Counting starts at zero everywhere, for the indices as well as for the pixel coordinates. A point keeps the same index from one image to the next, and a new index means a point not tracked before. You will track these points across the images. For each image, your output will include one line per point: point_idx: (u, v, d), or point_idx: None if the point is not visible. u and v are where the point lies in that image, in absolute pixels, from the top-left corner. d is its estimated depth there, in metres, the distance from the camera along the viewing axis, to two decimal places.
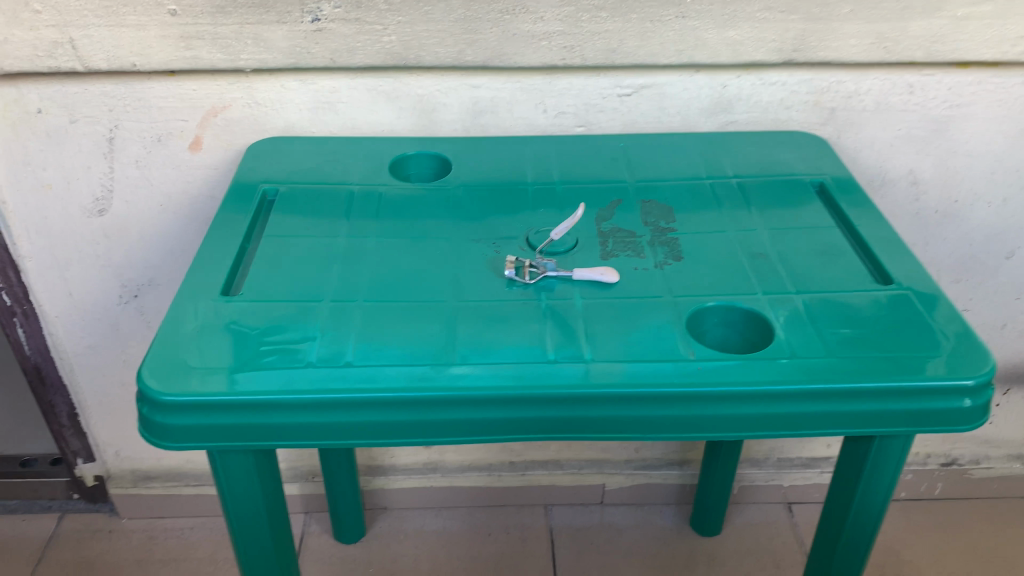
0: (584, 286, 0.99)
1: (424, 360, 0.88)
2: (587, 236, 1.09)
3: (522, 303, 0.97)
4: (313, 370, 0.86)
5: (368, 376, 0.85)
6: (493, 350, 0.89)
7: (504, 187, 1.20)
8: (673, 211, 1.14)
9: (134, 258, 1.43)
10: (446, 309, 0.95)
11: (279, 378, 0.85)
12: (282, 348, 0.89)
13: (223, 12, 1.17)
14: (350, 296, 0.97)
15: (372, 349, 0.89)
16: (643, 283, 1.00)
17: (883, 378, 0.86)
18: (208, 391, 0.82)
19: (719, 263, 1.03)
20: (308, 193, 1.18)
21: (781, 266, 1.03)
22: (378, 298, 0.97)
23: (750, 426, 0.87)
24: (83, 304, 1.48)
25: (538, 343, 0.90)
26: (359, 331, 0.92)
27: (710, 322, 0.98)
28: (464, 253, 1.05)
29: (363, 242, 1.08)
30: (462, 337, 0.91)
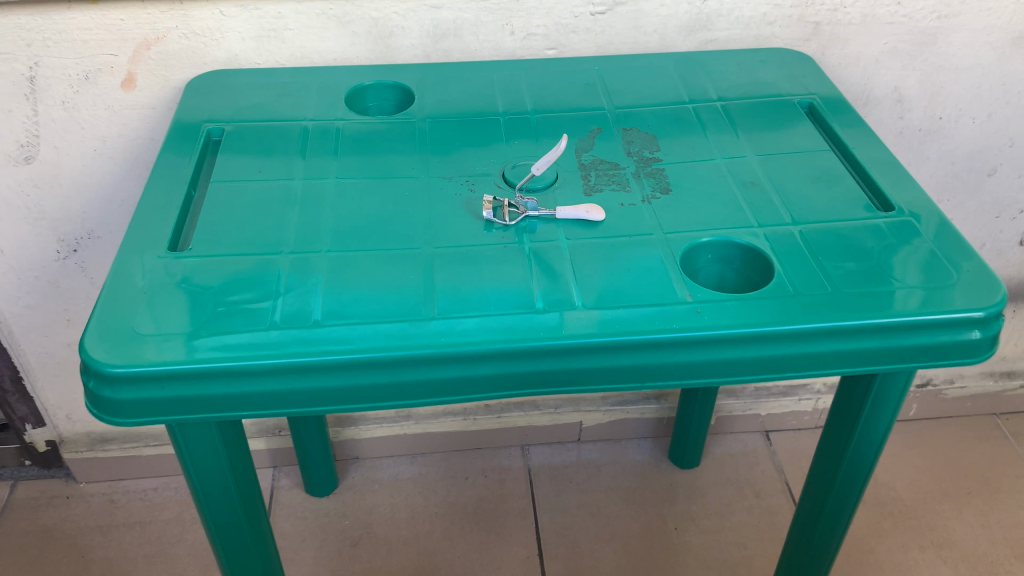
0: (567, 225, 0.92)
1: (399, 315, 0.80)
2: (567, 169, 1.01)
3: (502, 247, 0.89)
4: (277, 331, 0.78)
5: (336, 337, 0.77)
6: (473, 302, 0.82)
7: (473, 118, 1.11)
8: (658, 139, 1.07)
9: (69, 210, 1.31)
10: (419, 258, 0.87)
11: (240, 342, 0.76)
12: (238, 310, 0.80)
13: None
14: (311, 247, 0.88)
15: (337, 306, 0.81)
16: (631, 219, 0.92)
17: (889, 308, 0.80)
18: (159, 360, 0.74)
19: (711, 193, 0.96)
20: (257, 133, 1.07)
21: (776, 195, 0.96)
22: (342, 249, 0.88)
23: (754, 369, 0.81)
24: (16, 261, 1.36)
25: (522, 292, 0.83)
26: (323, 287, 0.83)
27: (706, 259, 0.91)
28: (435, 194, 0.97)
29: (322, 185, 0.98)
30: (437, 289, 0.83)
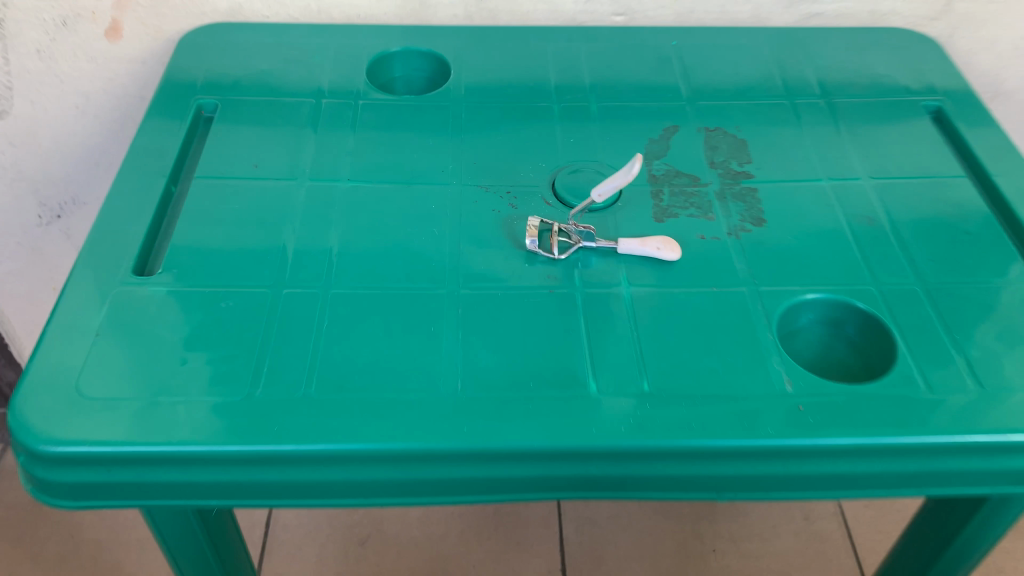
0: (632, 264, 0.73)
1: (415, 389, 0.62)
2: (634, 183, 0.81)
3: (552, 294, 0.70)
4: (259, 402, 0.61)
5: (329, 418, 0.60)
6: (510, 375, 0.64)
7: (521, 103, 0.91)
8: (749, 146, 0.86)
9: (50, 172, 1.13)
10: (445, 303, 0.69)
11: (210, 417, 0.59)
12: (215, 369, 0.63)
13: None
14: (312, 280, 0.71)
15: (337, 371, 0.63)
16: (714, 262, 0.73)
17: (996, 425, 0.60)
18: (103, 441, 0.57)
19: (814, 229, 0.77)
20: (260, 110, 0.88)
21: (898, 237, 0.76)
22: (351, 285, 0.70)
23: (819, 486, 0.62)
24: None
25: (573, 364, 0.65)
26: (323, 341, 0.66)
27: (806, 321, 0.73)
28: (471, 210, 0.78)
29: (333, 188, 0.79)
30: (467, 353, 0.65)
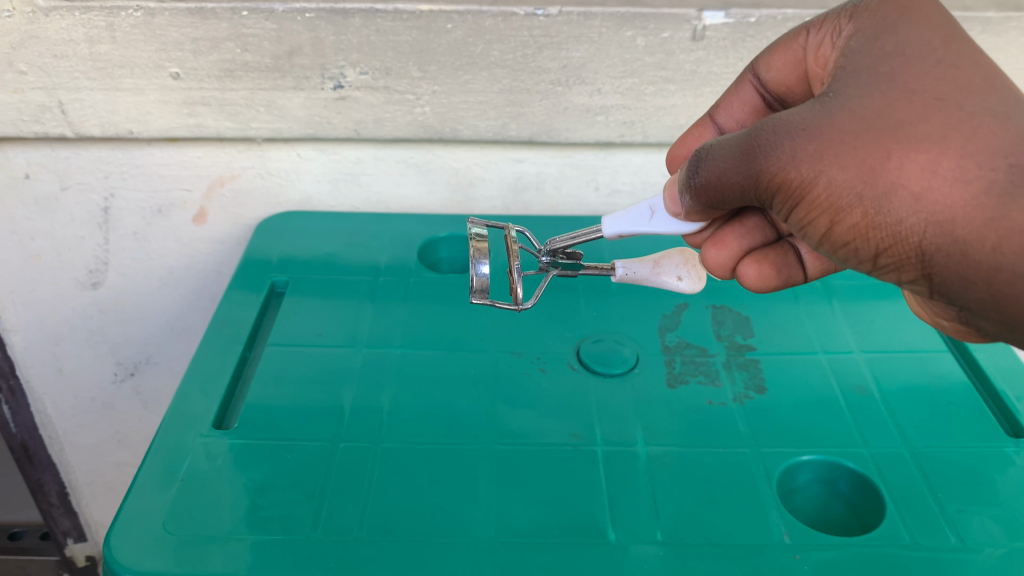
0: (683, 404, 0.55)
1: (465, 510, 0.47)
2: (650, 345, 0.60)
3: (575, 452, 0.51)
4: (285, 522, 0.47)
5: (347, 548, 0.45)
6: (489, 540, 0.45)
7: (570, 152, 0.71)
8: (844, 290, 0.65)
9: (133, 332, 0.83)
10: (437, 471, 0.50)
11: (233, 534, 0.46)
12: (144, 467, 0.50)
13: (233, 76, 0.64)
14: (281, 431, 0.52)
15: (275, 505, 0.48)
16: (796, 405, 0.54)
17: None
18: (141, 561, 0.44)
19: (910, 386, 0.56)
20: (303, 206, 0.75)
21: (1014, 392, 0.55)
22: (323, 443, 0.52)
23: None
24: (47, 389, 0.86)
25: (564, 548, 0.45)
26: (262, 483, 0.49)
27: (805, 480, 0.51)
28: (522, 334, 0.61)
29: (359, 282, 0.66)
30: (412, 543, 0.45)
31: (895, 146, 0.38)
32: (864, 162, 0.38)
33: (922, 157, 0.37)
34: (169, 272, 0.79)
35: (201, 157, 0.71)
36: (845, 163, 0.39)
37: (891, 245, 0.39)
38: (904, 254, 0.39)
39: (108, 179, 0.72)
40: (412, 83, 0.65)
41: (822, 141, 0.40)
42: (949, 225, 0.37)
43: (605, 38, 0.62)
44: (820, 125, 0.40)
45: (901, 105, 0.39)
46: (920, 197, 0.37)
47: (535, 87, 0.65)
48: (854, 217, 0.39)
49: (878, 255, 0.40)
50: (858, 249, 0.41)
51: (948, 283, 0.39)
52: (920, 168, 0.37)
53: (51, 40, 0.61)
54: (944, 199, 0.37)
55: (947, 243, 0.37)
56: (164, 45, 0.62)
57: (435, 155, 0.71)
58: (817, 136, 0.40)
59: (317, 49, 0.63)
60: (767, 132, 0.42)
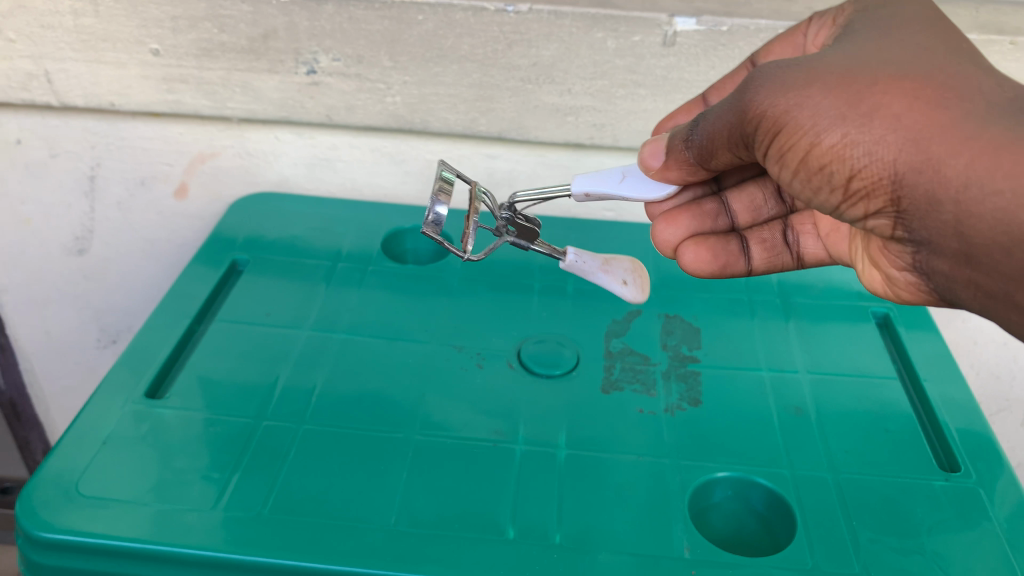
0: (610, 410, 0.54)
1: (372, 496, 0.48)
2: (592, 349, 0.59)
3: (494, 449, 0.51)
4: (194, 493, 0.47)
5: (246, 524, 0.46)
6: (390, 528, 0.46)
7: (541, 151, 0.71)
8: (802, 311, 0.63)
9: (115, 300, 0.85)
10: (353, 455, 0.50)
11: (140, 501, 0.47)
12: (71, 431, 0.50)
13: (210, 56, 0.65)
14: (209, 404, 0.53)
15: (186, 476, 0.48)
16: (724, 420, 0.53)
17: None
18: (49, 519, 0.45)
19: (846, 412, 0.54)
20: (280, 188, 0.76)
21: (956, 427, 0.53)
22: (247, 420, 0.52)
23: None
24: (33, 349, 0.89)
25: (462, 542, 0.45)
26: (180, 453, 0.50)
27: (722, 497, 0.50)
28: (467, 329, 0.61)
29: (318, 266, 0.66)
30: (314, 524, 0.46)
31: (881, 75, 0.39)
32: (849, 88, 0.39)
33: (905, 85, 0.38)
34: (149, 243, 0.81)
35: (182, 133, 0.73)
36: (830, 89, 0.40)
37: (865, 167, 0.39)
38: (878, 177, 0.39)
39: (94, 149, 0.74)
40: (383, 72, 0.65)
41: (811, 73, 0.41)
42: (924, 142, 0.37)
43: (575, 38, 0.62)
44: (811, 64, 0.41)
45: (888, 52, 0.40)
46: (898, 118, 0.38)
47: (505, 84, 0.65)
48: (830, 139, 0.40)
49: (850, 179, 0.40)
50: (832, 174, 0.41)
51: (919, 206, 0.39)
52: (902, 92, 0.38)
53: (38, 10, 0.64)
54: (923, 118, 0.37)
55: (920, 161, 0.37)
56: (144, 21, 0.64)
57: (409, 146, 0.71)
58: (806, 70, 0.41)
59: (291, 33, 0.64)
60: (759, 73, 0.43)
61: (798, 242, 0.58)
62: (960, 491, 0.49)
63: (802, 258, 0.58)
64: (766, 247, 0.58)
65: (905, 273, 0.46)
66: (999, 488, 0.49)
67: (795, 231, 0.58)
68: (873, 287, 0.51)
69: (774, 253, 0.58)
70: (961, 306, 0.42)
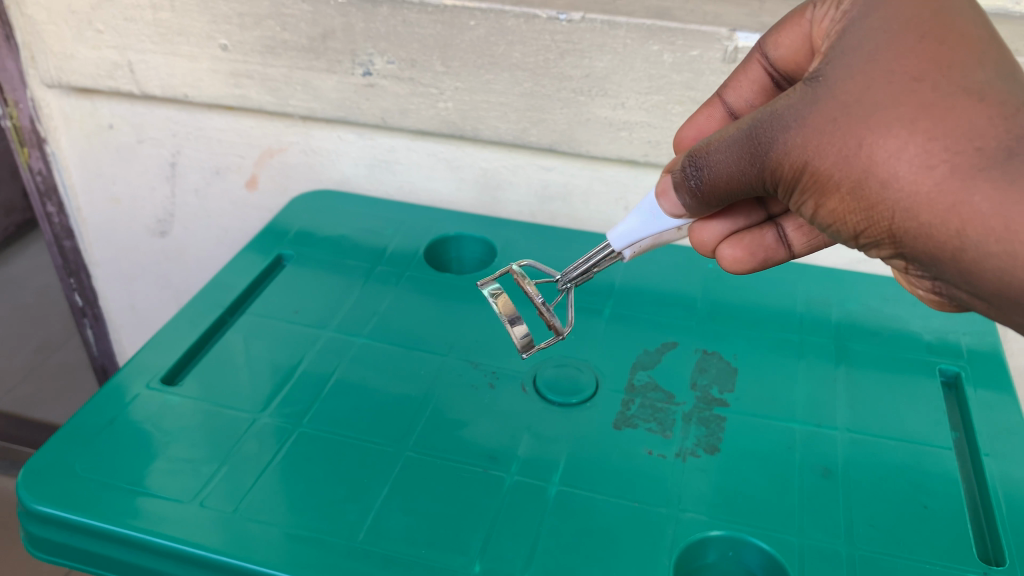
0: (616, 446, 0.51)
1: (347, 508, 0.47)
2: (614, 380, 0.56)
3: (483, 474, 0.49)
4: (178, 484, 0.48)
5: (216, 522, 0.46)
6: (355, 546, 0.44)
7: (598, 168, 0.67)
8: (859, 362, 0.57)
9: (193, 283, 0.89)
10: (337, 465, 0.49)
11: (127, 486, 0.48)
12: (85, 407, 0.52)
13: (273, 53, 0.67)
14: (217, 394, 0.54)
15: (177, 464, 0.49)
16: (737, 474, 0.49)
17: None
18: (43, 492, 0.47)
19: (882, 479, 0.48)
20: (342, 186, 0.77)
21: (1010, 512, 0.46)
22: (247, 416, 0.52)
23: None
24: (122, 322, 0.95)
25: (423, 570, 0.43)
26: (178, 443, 0.51)
27: (717, 557, 0.46)
28: (489, 345, 0.59)
29: (359, 267, 0.66)
30: (301, 536, 0.45)
31: (869, 127, 0.33)
32: (842, 145, 0.34)
33: (890, 140, 0.33)
34: (223, 230, 0.84)
35: (252, 127, 0.75)
36: (823, 150, 0.35)
37: (868, 226, 0.36)
38: (879, 234, 0.36)
39: (175, 137, 0.77)
40: (436, 77, 0.64)
41: (808, 128, 0.35)
42: (917, 208, 0.33)
43: (630, 50, 0.58)
44: (807, 107, 0.36)
45: (878, 89, 0.34)
46: (889, 184, 0.33)
47: (556, 94, 0.62)
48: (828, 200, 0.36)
49: (858, 233, 0.37)
50: (841, 227, 0.37)
51: (924, 263, 0.35)
52: (887, 153, 0.33)
53: (122, 3, 0.67)
54: (912, 182, 0.32)
55: (914, 226, 0.33)
56: (213, 17, 0.66)
57: (464, 152, 0.70)
58: (797, 123, 0.36)
59: (347, 34, 0.64)
60: (759, 123, 0.38)
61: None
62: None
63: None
64: (805, 231, 0.49)
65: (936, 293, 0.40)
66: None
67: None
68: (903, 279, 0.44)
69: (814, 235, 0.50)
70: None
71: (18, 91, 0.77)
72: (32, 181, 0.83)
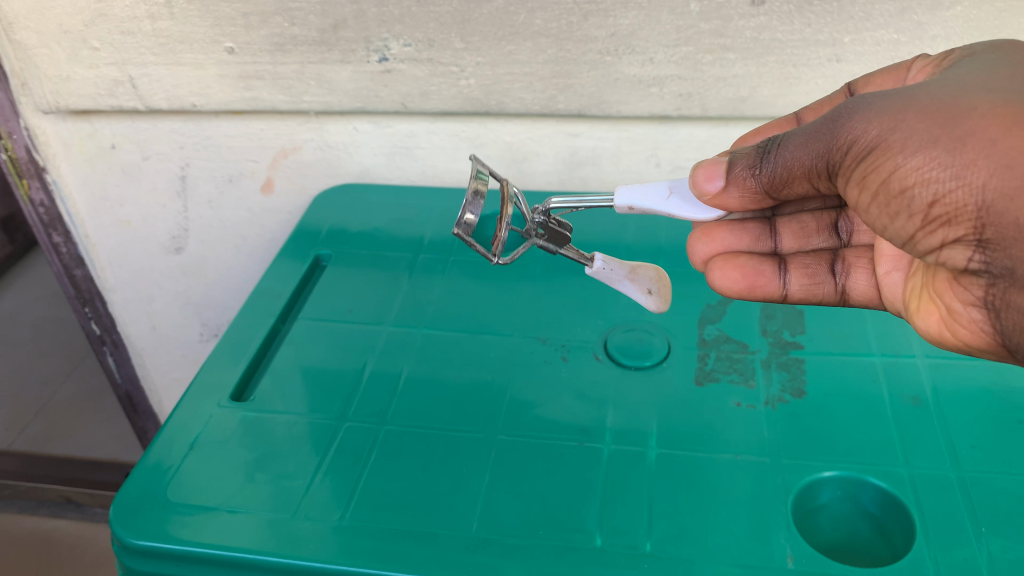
0: (704, 402, 0.51)
1: (452, 497, 0.46)
2: (684, 338, 0.56)
3: (580, 448, 0.48)
4: (273, 497, 0.47)
5: (323, 530, 0.45)
6: (471, 536, 0.44)
7: (626, 127, 0.67)
8: None
9: (214, 297, 0.87)
10: (432, 458, 0.49)
11: (223, 505, 0.47)
12: (162, 434, 0.51)
13: (283, 50, 0.65)
14: (293, 405, 0.53)
15: (267, 477, 0.48)
16: (830, 414, 0.49)
17: None
18: (140, 522, 0.46)
19: (972, 401, 0.49)
20: (362, 178, 0.75)
21: None
22: (328, 422, 0.52)
23: None
24: (143, 343, 0.93)
25: (545, 551, 0.43)
26: (265, 458, 0.50)
27: (831, 497, 0.46)
28: (551, 319, 0.58)
29: (401, 259, 0.65)
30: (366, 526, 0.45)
31: (980, 98, 0.37)
32: (944, 113, 0.37)
33: (1001, 112, 0.36)
34: (241, 239, 0.82)
35: (264, 129, 0.73)
36: (927, 114, 0.38)
37: (950, 193, 0.37)
38: (962, 205, 0.37)
39: (183, 149, 0.75)
40: (455, 55, 0.63)
41: (911, 102, 0.38)
42: (1018, 166, 0.35)
43: (655, 4, 0.57)
44: (910, 91, 0.39)
45: (990, 81, 0.38)
46: (992, 147, 0.36)
47: (582, 58, 0.61)
48: (916, 162, 0.37)
49: (930, 206, 0.38)
50: (911, 200, 0.39)
51: (1004, 236, 0.37)
52: (997, 120, 0.36)
53: (118, 17, 0.64)
54: (1019, 145, 0.35)
55: (1013, 188, 0.35)
56: (217, 19, 0.63)
57: (486, 129, 0.68)
58: (903, 96, 0.39)
59: (359, 20, 0.62)
60: (847, 103, 0.41)
61: (846, 277, 0.54)
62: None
63: (846, 296, 0.53)
64: (807, 275, 0.54)
65: (973, 309, 0.41)
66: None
67: (844, 264, 0.54)
68: (929, 331, 0.45)
69: (815, 282, 0.54)
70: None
71: (10, 121, 0.73)
72: (33, 213, 0.80)
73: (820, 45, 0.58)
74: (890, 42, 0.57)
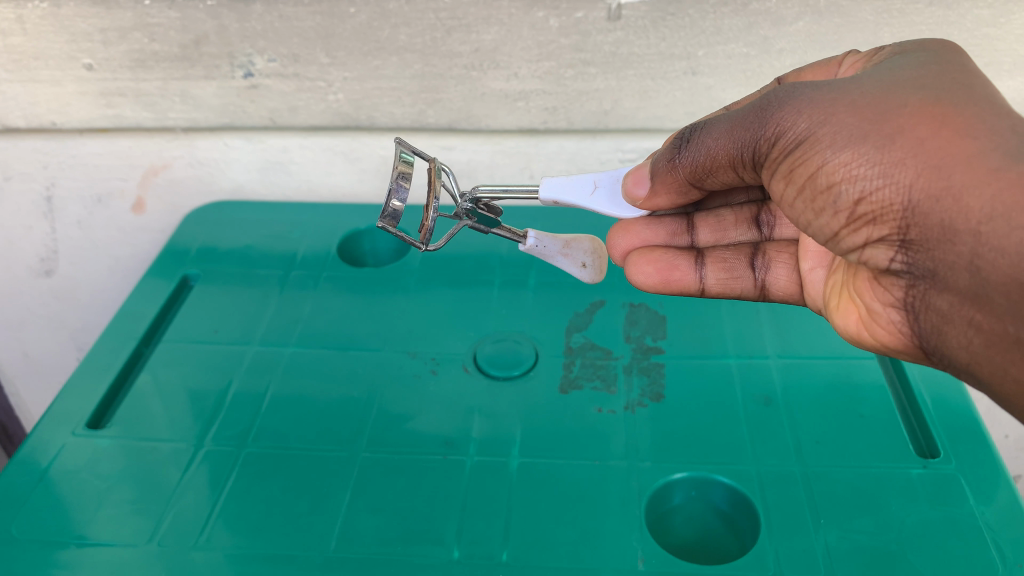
0: (563, 410, 0.52)
1: (317, 518, 0.46)
2: (550, 347, 0.57)
3: (443, 461, 0.49)
4: (129, 526, 0.46)
5: (176, 559, 0.44)
6: (329, 555, 0.44)
7: (501, 139, 0.66)
8: None
9: (90, 318, 0.84)
10: (295, 479, 0.48)
11: (71, 539, 0.45)
12: (8, 466, 0.49)
13: (143, 65, 0.63)
14: (154, 430, 0.51)
15: (119, 505, 0.47)
16: (685, 418, 0.50)
17: None
18: None
19: (819, 396, 0.51)
20: (236, 195, 0.74)
21: (935, 411, 0.50)
22: (190, 446, 0.50)
23: None
24: (14, 370, 0.89)
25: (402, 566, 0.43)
26: (119, 486, 0.48)
27: (683, 498, 0.48)
28: (421, 332, 0.58)
29: (275, 275, 0.64)
30: (246, 556, 0.44)
31: (912, 96, 0.36)
32: (876, 109, 0.36)
33: (932, 110, 0.35)
34: (115, 260, 0.79)
35: (131, 147, 0.70)
36: (856, 106, 0.36)
37: (877, 191, 0.36)
38: (888, 205, 0.36)
39: (47, 169, 0.72)
40: (321, 70, 0.62)
41: (844, 92, 0.37)
42: (945, 169, 0.34)
43: (515, 20, 0.58)
44: (844, 81, 0.38)
45: (928, 76, 0.37)
46: (923, 143, 0.34)
47: (448, 73, 0.62)
48: (843, 158, 0.36)
49: (856, 203, 0.37)
50: (838, 195, 0.38)
51: (927, 243, 0.35)
52: (927, 117, 0.35)
53: None
54: (947, 145, 0.34)
55: (941, 189, 0.34)
56: (70, 35, 0.61)
57: (360, 143, 0.67)
58: (834, 87, 0.38)
59: (221, 35, 0.61)
60: (778, 91, 0.39)
61: (767, 271, 0.54)
62: (939, 478, 0.46)
63: (766, 290, 0.54)
64: (725, 269, 0.54)
65: (891, 311, 0.41)
66: (980, 472, 0.46)
67: (765, 258, 0.54)
68: (848, 330, 0.45)
69: (733, 277, 0.53)
70: (952, 354, 0.37)
71: None
72: None
73: (676, 59, 0.60)
74: (740, 56, 0.59)
